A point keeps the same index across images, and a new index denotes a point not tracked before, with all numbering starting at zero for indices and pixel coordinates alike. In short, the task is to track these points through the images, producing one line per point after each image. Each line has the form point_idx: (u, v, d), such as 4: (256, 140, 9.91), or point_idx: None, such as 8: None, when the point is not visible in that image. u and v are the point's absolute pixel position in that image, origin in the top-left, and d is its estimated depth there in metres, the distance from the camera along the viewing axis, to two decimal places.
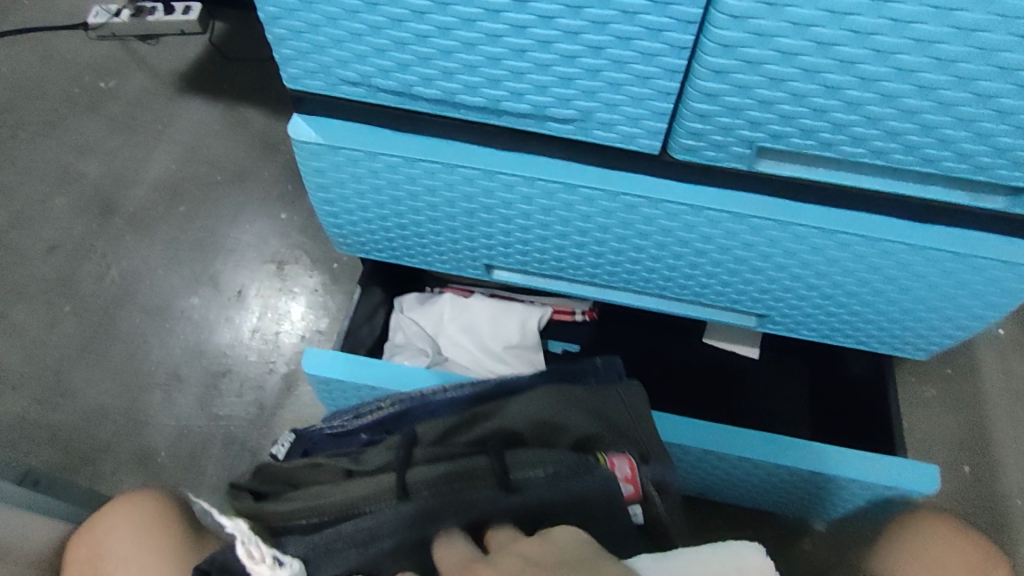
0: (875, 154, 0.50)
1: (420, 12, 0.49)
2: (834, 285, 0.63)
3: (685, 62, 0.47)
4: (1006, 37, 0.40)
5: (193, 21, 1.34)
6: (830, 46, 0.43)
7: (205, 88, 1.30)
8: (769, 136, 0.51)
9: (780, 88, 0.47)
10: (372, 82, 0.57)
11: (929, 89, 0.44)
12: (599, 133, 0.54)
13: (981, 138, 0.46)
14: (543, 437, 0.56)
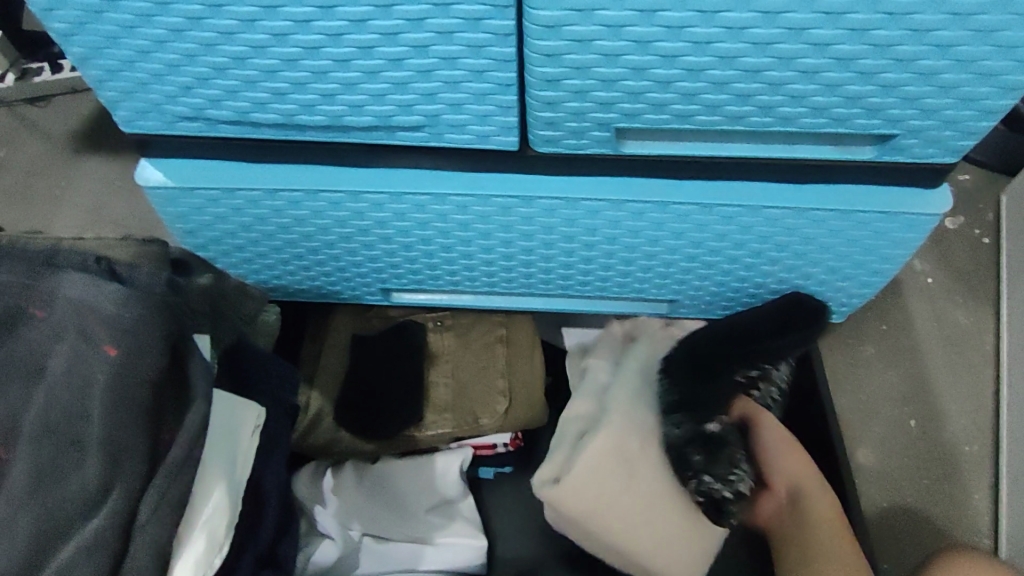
0: (733, 119, 0.47)
1: (228, 30, 0.45)
2: (738, 257, 0.60)
3: (518, 46, 0.44)
4: None
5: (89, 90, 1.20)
6: (655, 12, 0.40)
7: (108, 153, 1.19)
8: (622, 115, 0.48)
9: (617, 64, 0.44)
10: (208, 115, 0.53)
11: (765, 45, 0.41)
12: (452, 137, 0.51)
13: (831, 91, 0.44)
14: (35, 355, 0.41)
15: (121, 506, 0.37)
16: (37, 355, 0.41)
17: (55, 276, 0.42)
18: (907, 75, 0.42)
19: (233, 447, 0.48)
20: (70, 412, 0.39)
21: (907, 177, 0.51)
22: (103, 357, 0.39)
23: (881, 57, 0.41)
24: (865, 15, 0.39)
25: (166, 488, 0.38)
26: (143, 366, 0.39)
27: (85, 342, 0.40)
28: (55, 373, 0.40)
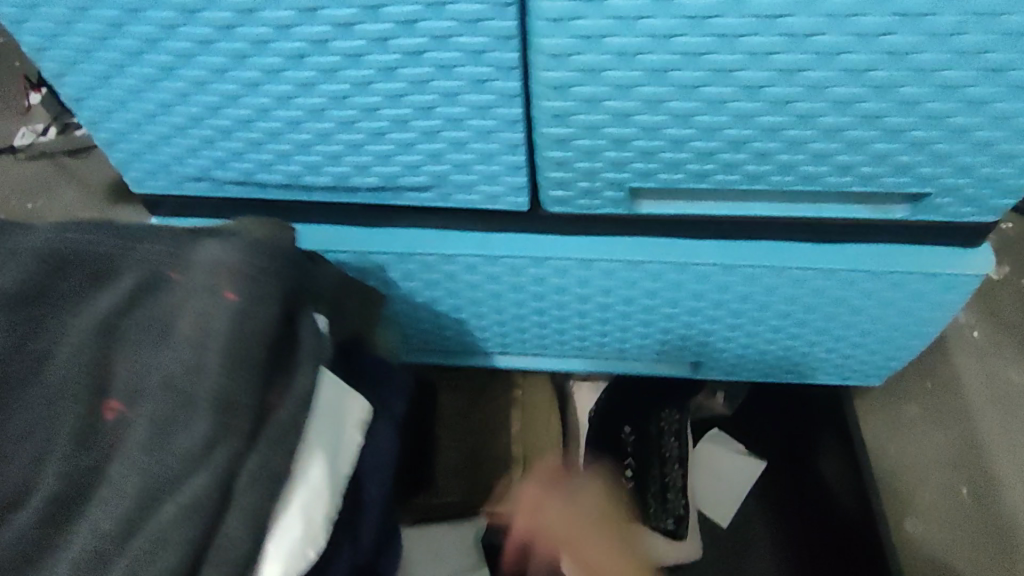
0: (752, 178, 0.45)
1: (235, 95, 0.45)
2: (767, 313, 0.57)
3: (528, 107, 0.43)
4: (842, 37, 0.35)
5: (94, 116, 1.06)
6: (665, 72, 0.39)
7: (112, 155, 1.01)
8: (634, 174, 0.46)
9: (627, 123, 0.42)
10: (214, 176, 0.52)
11: (783, 103, 0.39)
12: (461, 197, 0.50)
13: (856, 148, 0.41)
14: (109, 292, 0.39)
15: (221, 466, 0.35)
16: (166, 308, 0.39)
17: (131, 241, 0.41)
18: (937, 133, 0.39)
19: (339, 440, 0.41)
20: (186, 367, 0.37)
21: (944, 237, 0.48)
22: (224, 302, 0.38)
23: (910, 117, 0.39)
24: (889, 72, 0.36)
25: (268, 461, 0.36)
26: (243, 358, 0.37)
27: (205, 292, 0.38)
28: (180, 330, 0.38)
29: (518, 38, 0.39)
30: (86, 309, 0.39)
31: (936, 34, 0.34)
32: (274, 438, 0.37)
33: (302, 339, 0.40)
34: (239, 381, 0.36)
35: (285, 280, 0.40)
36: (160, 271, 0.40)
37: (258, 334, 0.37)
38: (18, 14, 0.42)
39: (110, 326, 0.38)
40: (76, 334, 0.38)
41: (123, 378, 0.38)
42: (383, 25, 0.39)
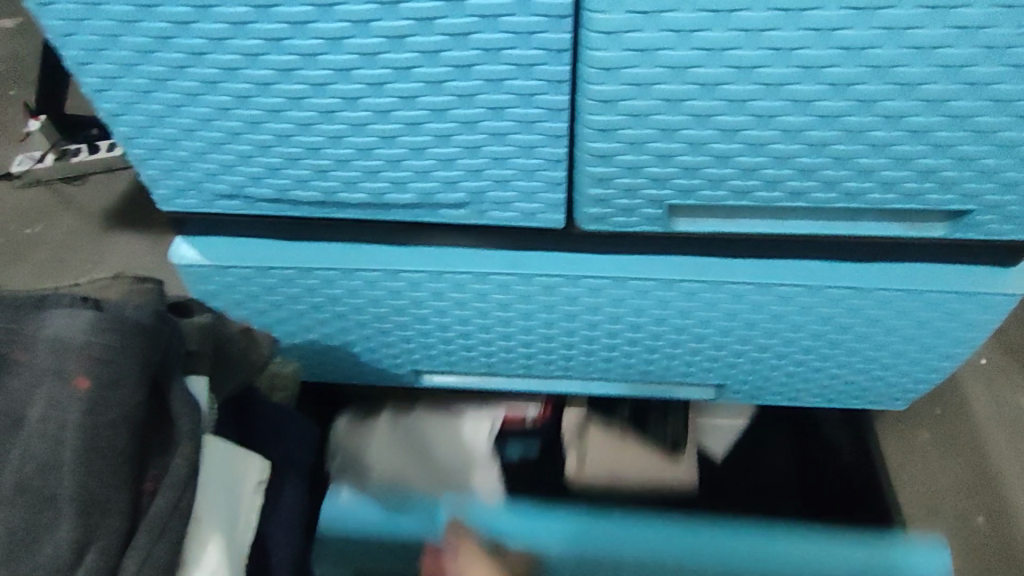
0: (795, 195, 0.45)
1: (276, 109, 0.45)
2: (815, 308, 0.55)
3: (573, 123, 0.43)
4: (895, 51, 0.36)
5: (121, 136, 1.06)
6: (715, 86, 0.39)
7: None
8: (676, 191, 0.46)
9: (674, 139, 0.42)
10: (245, 193, 0.51)
11: (833, 118, 0.40)
12: (497, 214, 0.50)
13: (901, 164, 0.42)
14: None
15: (98, 569, 0.35)
16: (17, 402, 0.37)
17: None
18: (982, 146, 0.40)
19: (234, 504, 0.45)
20: (43, 465, 0.36)
21: (979, 255, 0.48)
22: (76, 390, 0.36)
23: (956, 130, 0.39)
24: (942, 86, 0.37)
25: (150, 553, 0.37)
26: (107, 444, 0.36)
27: (54, 380, 0.37)
28: (32, 422, 0.37)
29: (571, 51, 0.39)
30: None
31: (985, 48, 0.35)
32: (150, 536, 0.37)
33: (181, 423, 0.40)
34: (101, 482, 0.36)
35: (135, 356, 0.38)
36: (7, 359, 0.38)
37: (118, 424, 0.37)
38: (64, 27, 0.41)
39: None
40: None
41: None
42: (436, 38, 0.39)
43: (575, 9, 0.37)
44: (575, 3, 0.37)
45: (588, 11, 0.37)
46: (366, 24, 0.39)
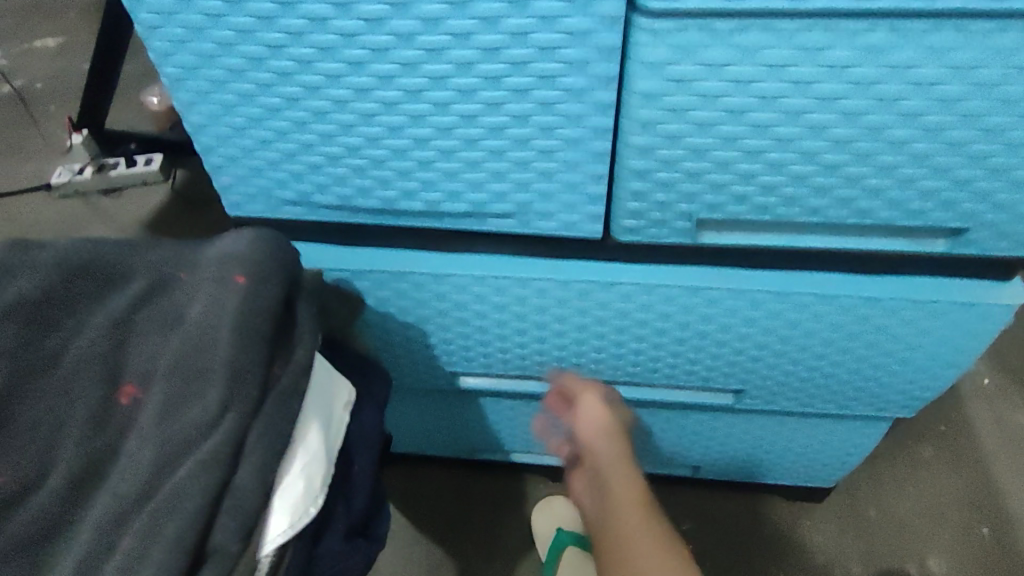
0: (811, 212, 0.50)
1: (349, 125, 0.50)
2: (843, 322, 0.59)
3: (614, 143, 0.48)
4: (900, 85, 0.42)
5: (159, 152, 1.12)
6: (742, 113, 0.45)
7: (182, 181, 1.12)
8: (703, 206, 0.51)
9: (704, 158, 0.48)
10: (311, 200, 0.57)
11: (844, 142, 0.45)
12: (539, 225, 0.54)
13: (906, 184, 0.47)
14: (129, 292, 0.44)
15: (234, 424, 0.39)
16: (179, 306, 0.44)
17: (152, 246, 0.46)
18: (978, 170, 0.45)
19: (330, 410, 0.47)
20: (200, 343, 0.41)
21: (977, 272, 0.53)
22: (235, 284, 0.42)
23: (953, 156, 0.45)
24: (941, 116, 0.43)
25: (273, 422, 0.40)
26: (254, 325, 0.41)
27: (214, 280, 0.43)
28: (193, 314, 0.42)
29: (617, 80, 0.44)
30: (103, 309, 0.44)
31: (977, 85, 0.41)
32: (279, 404, 0.41)
33: (302, 321, 0.45)
34: (244, 353, 0.40)
35: (266, 255, 0.44)
36: (169, 273, 0.45)
37: (258, 308, 0.41)
38: (170, 48, 0.47)
39: (126, 323, 0.43)
40: (94, 333, 0.43)
41: (140, 362, 0.43)
42: (498, 66, 0.45)
43: (623, 44, 0.43)
44: (623, 39, 0.42)
45: (634, 47, 0.42)
46: (439, 52, 0.44)
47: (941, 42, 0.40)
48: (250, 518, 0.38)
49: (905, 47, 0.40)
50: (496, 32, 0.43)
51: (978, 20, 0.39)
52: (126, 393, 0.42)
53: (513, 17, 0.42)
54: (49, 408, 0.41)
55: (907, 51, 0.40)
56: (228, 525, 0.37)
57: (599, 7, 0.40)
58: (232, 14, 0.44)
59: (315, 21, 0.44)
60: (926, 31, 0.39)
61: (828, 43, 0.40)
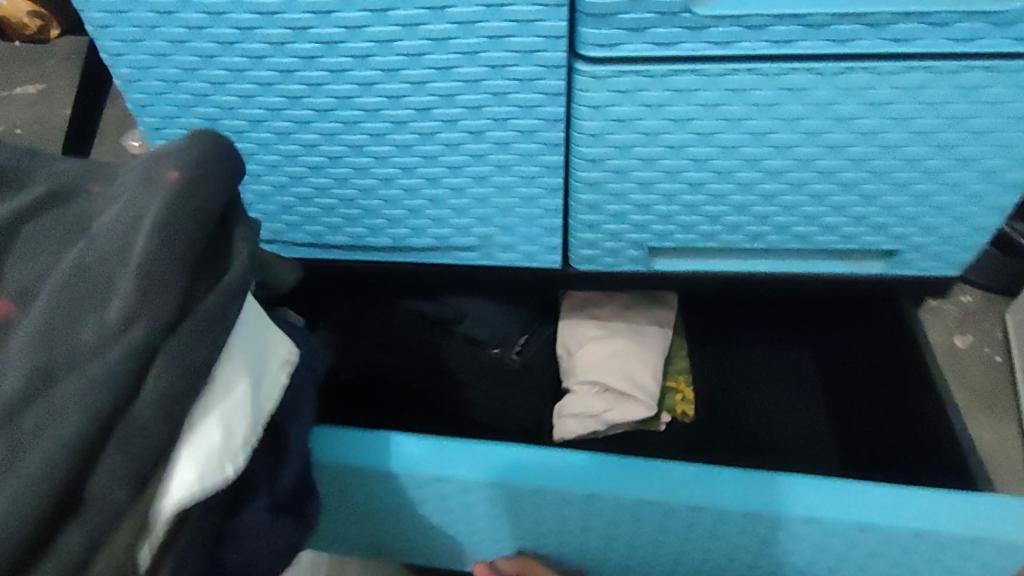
0: (754, 238, 0.53)
1: (318, 167, 0.53)
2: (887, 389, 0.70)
3: (566, 178, 0.52)
4: (823, 120, 0.46)
5: None
6: (681, 148, 0.48)
7: None
8: (654, 236, 0.54)
9: (650, 191, 0.51)
10: (284, 238, 0.59)
11: (778, 173, 0.49)
12: (502, 256, 0.57)
13: (838, 211, 0.50)
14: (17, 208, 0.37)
15: (141, 344, 0.33)
16: (87, 211, 0.37)
17: (49, 164, 0.39)
18: (903, 196, 0.49)
19: (261, 361, 0.40)
20: (108, 253, 0.34)
21: (913, 292, 0.57)
22: (164, 179, 0.34)
23: (878, 184, 0.49)
24: (863, 147, 0.47)
25: (195, 342, 0.35)
26: (181, 234, 0.34)
27: (140, 184, 0.35)
28: (101, 224, 0.35)
29: (563, 120, 0.48)
30: None
31: (893, 118, 0.45)
32: (203, 325, 0.35)
33: (237, 248, 0.38)
34: (155, 259, 0.33)
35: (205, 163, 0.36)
36: (78, 185, 0.38)
37: (180, 204, 0.34)
38: (148, 99, 0.50)
39: (14, 232, 0.36)
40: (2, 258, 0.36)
41: (24, 279, 0.35)
42: (455, 109, 0.48)
43: (568, 87, 0.46)
44: (567, 84, 0.46)
45: (578, 90, 0.46)
46: (399, 98, 0.48)
47: (855, 81, 0.44)
48: (143, 466, 0.33)
49: (824, 86, 0.44)
50: (451, 80, 0.46)
51: (885, 62, 0.43)
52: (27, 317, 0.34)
53: (466, 65, 0.45)
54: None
55: (825, 90, 0.44)
56: (115, 461, 0.32)
57: (543, 55, 0.44)
58: (204, 66, 0.47)
59: (283, 72, 0.47)
60: (841, 72, 0.43)
61: (753, 84, 0.44)
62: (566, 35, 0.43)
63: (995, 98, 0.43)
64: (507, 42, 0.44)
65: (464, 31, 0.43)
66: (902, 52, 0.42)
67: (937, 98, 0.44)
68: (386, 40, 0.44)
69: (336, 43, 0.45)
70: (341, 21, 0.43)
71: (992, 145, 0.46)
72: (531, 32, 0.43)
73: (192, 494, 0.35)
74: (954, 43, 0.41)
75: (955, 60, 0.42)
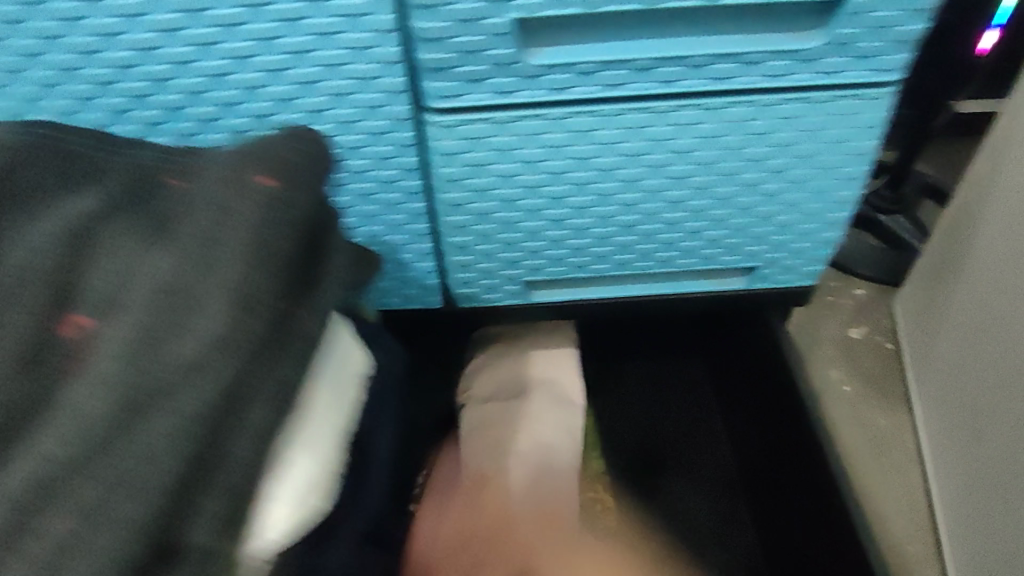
0: (621, 267, 0.56)
1: None
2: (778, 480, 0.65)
3: (433, 224, 0.52)
4: (664, 154, 0.48)
5: None
6: (537, 188, 0.50)
7: None
8: (527, 271, 0.56)
9: (515, 229, 0.52)
10: None
11: (632, 206, 0.51)
12: (381, 302, 0.57)
13: (693, 236, 0.53)
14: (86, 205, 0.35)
15: (219, 372, 0.31)
16: (166, 208, 0.35)
17: (105, 157, 0.37)
18: (748, 219, 0.52)
19: (347, 388, 0.41)
20: (198, 258, 0.33)
21: (774, 304, 0.60)
22: (263, 187, 0.34)
23: (725, 209, 0.52)
24: (704, 177, 0.50)
25: (282, 368, 0.34)
26: (280, 243, 0.34)
27: (230, 183, 0.34)
28: (187, 228, 0.34)
29: (421, 168, 0.49)
30: (58, 212, 0.34)
31: (727, 149, 0.48)
32: (273, 352, 0.33)
33: (334, 262, 0.38)
34: (250, 276, 0.33)
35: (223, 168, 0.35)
36: (158, 180, 0.36)
37: (277, 215, 0.34)
38: None
39: (87, 233, 0.34)
40: (37, 236, 0.33)
41: (100, 284, 0.33)
42: None
43: (420, 137, 0.47)
44: (419, 135, 0.47)
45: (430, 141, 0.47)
46: None
47: (687, 117, 0.46)
48: (230, 495, 0.31)
49: (659, 124, 0.47)
50: None
51: (711, 99, 0.46)
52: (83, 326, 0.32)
53: (314, 124, 0.45)
54: (100, 327, 0.32)
55: (662, 126, 0.47)
56: (216, 504, 0.31)
57: (390, 109, 0.45)
58: None
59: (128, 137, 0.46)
60: (673, 110, 0.46)
61: (594, 125, 0.47)
62: (409, 90, 0.44)
63: (814, 128, 0.47)
64: (351, 101, 0.44)
65: (308, 91, 0.44)
66: (723, 90, 0.45)
67: (764, 128, 0.47)
68: (228, 102, 0.44)
69: (179, 108, 0.44)
70: (182, 87, 0.43)
71: (816, 168, 0.49)
72: (375, 88, 0.44)
73: (281, 538, 0.35)
74: (768, 78, 0.45)
75: (771, 94, 0.46)
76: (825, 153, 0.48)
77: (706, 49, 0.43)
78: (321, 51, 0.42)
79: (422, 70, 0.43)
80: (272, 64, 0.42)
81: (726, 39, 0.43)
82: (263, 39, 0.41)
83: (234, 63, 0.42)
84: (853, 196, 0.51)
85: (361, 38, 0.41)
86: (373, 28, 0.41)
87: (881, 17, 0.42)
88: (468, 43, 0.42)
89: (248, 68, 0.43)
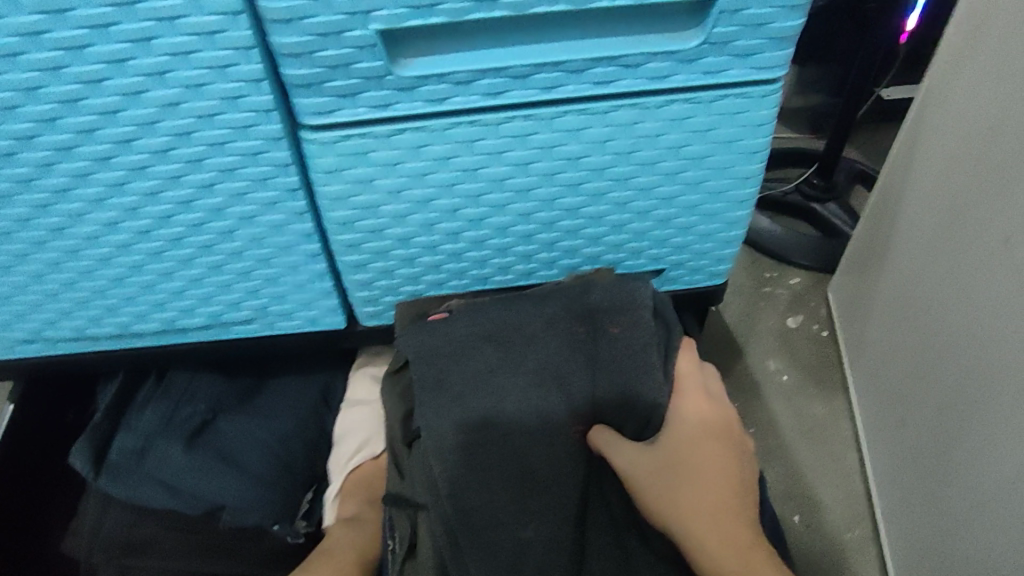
0: (525, 276, 0.55)
1: (56, 262, 0.49)
2: None
3: (326, 242, 0.51)
4: (554, 161, 0.47)
5: None
6: (430, 202, 0.48)
7: None
8: (431, 284, 0.54)
9: (410, 245, 0.51)
10: (45, 336, 0.54)
11: (528, 215, 0.50)
12: (283, 324, 0.55)
13: (595, 241, 0.53)
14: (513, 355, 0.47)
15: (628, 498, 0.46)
16: (574, 341, 0.47)
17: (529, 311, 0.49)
18: (649, 223, 0.52)
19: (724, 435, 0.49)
20: (576, 396, 0.46)
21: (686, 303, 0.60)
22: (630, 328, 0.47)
23: (624, 213, 0.51)
24: (598, 182, 0.49)
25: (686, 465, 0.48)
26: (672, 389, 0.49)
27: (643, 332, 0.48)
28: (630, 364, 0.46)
29: (304, 188, 0.47)
30: (527, 338, 0.48)
31: (618, 153, 0.47)
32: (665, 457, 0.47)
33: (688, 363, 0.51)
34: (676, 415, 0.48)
35: (590, 300, 0.49)
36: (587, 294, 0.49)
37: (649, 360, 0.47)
38: None
39: (482, 375, 0.47)
40: (539, 356, 0.47)
41: (514, 421, 0.45)
42: (185, 190, 0.46)
43: (299, 156, 0.46)
44: (294, 152, 0.45)
45: (310, 159, 0.45)
46: (122, 185, 0.45)
47: (574, 122, 0.45)
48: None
49: (547, 130, 0.45)
50: (172, 162, 0.44)
51: (594, 103, 0.45)
52: (574, 433, 0.46)
53: (185, 148, 0.43)
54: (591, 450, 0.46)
55: (549, 133, 0.46)
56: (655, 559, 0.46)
57: (260, 129, 0.43)
58: None
59: None
60: (558, 116, 0.45)
61: (479, 134, 0.45)
62: (279, 109, 0.42)
63: (703, 128, 0.46)
64: (220, 122, 0.42)
65: (172, 114, 0.42)
66: (607, 94, 0.44)
67: (652, 130, 0.46)
68: (86, 129, 0.42)
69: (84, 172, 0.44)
70: (34, 114, 0.41)
71: (710, 168, 0.49)
72: (243, 108, 0.42)
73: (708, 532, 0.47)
74: (651, 81, 0.44)
75: (657, 96, 0.45)
76: (717, 153, 0.48)
77: (585, 54, 0.42)
78: (181, 73, 0.40)
79: (291, 88, 0.42)
80: (129, 88, 0.40)
81: (604, 42, 0.42)
82: (116, 62, 0.39)
83: (85, 88, 0.40)
84: (748, 197, 0.51)
85: (222, 59, 0.39)
86: (231, 46, 0.39)
87: (757, 14, 0.41)
88: (338, 59, 0.40)
89: (103, 94, 0.40)
